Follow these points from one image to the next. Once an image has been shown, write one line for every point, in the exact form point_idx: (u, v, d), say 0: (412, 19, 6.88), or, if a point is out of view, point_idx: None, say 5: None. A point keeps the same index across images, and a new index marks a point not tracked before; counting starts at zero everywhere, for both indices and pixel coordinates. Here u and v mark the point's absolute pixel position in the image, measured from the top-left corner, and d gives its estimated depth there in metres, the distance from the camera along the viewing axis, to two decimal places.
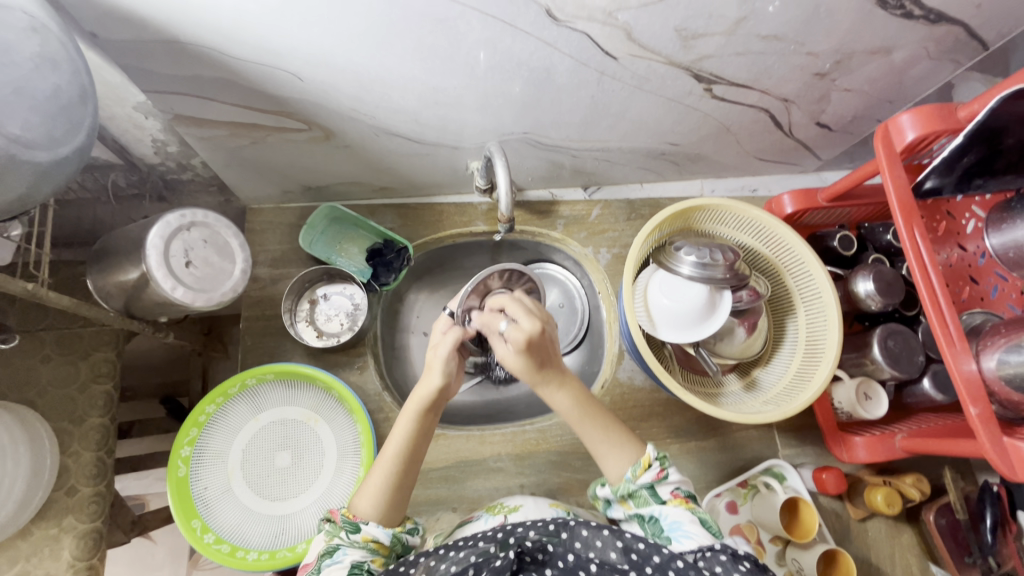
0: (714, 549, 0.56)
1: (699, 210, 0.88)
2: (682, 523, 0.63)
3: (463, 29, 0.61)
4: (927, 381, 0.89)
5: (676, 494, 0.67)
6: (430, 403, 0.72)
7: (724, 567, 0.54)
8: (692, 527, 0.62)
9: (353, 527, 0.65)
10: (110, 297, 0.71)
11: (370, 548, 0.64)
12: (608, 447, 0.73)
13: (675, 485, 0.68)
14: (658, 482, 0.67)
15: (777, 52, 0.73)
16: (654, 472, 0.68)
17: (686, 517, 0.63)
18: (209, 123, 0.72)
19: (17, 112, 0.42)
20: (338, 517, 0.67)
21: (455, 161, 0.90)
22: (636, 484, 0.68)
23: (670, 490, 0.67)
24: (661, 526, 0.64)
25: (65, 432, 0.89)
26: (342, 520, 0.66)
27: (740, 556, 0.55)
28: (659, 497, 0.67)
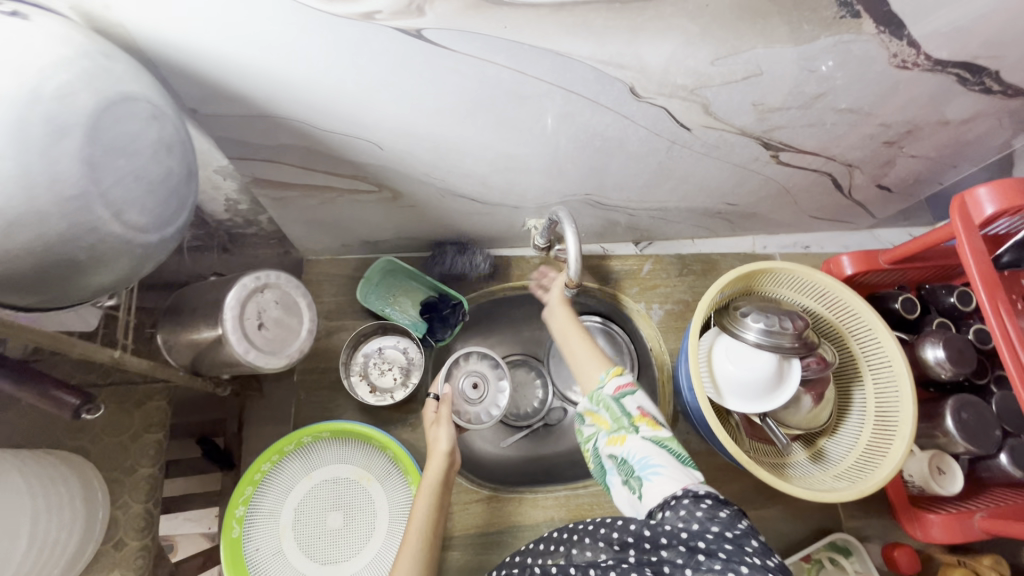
0: (677, 497, 0.58)
1: (762, 272, 0.87)
2: (650, 456, 0.63)
3: (546, 105, 0.62)
4: (1004, 455, 0.85)
5: (643, 412, 0.67)
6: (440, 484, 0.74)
7: (688, 509, 0.56)
8: (659, 459, 0.62)
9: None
10: (179, 355, 0.72)
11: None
12: (585, 357, 0.76)
13: (641, 402, 0.68)
14: (624, 391, 0.68)
15: (851, 123, 0.73)
16: (626, 381, 0.69)
17: (652, 448, 0.63)
18: (286, 185, 0.73)
19: (136, 199, 0.43)
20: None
21: (514, 219, 0.91)
22: (605, 391, 0.69)
23: (636, 405, 0.68)
24: (632, 466, 0.64)
25: (117, 482, 0.88)
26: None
27: (700, 496, 0.57)
28: (625, 409, 0.67)
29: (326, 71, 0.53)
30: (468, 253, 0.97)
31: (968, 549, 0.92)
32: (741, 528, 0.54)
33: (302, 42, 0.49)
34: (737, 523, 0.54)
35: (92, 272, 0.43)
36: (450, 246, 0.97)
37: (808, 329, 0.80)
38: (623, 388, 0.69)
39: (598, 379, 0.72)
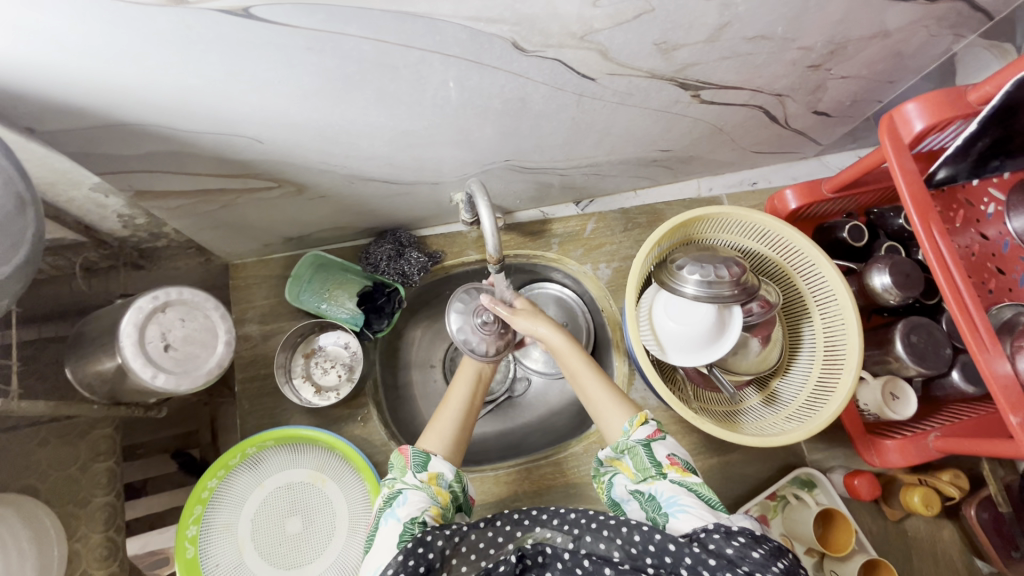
0: (706, 530, 0.55)
1: (699, 220, 0.84)
2: (677, 496, 0.61)
3: (426, 73, 0.56)
4: (956, 373, 0.85)
5: (672, 460, 0.66)
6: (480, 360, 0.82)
7: (718, 544, 0.53)
8: (687, 498, 0.61)
9: (420, 466, 0.66)
10: (92, 387, 0.69)
11: (428, 492, 0.64)
12: (607, 406, 0.74)
13: (671, 450, 0.67)
14: (652, 440, 0.67)
15: (768, 51, 0.68)
16: (650, 429, 0.68)
17: (679, 488, 0.62)
18: (176, 194, 0.68)
19: None
20: (408, 453, 0.68)
21: (437, 195, 0.86)
22: (631, 439, 0.68)
23: (665, 453, 0.66)
24: (657, 503, 0.63)
25: (70, 515, 0.86)
26: (409, 459, 0.67)
27: (734, 532, 0.53)
28: (653, 458, 0.66)
29: (163, 66, 0.47)
30: (406, 254, 0.92)
31: (927, 467, 0.93)
32: (774, 572, 0.49)
33: (121, 39, 0.44)
34: (771, 566, 0.50)
35: None
36: (386, 246, 0.91)
37: (748, 273, 0.77)
38: (650, 435, 0.68)
39: (622, 431, 0.70)
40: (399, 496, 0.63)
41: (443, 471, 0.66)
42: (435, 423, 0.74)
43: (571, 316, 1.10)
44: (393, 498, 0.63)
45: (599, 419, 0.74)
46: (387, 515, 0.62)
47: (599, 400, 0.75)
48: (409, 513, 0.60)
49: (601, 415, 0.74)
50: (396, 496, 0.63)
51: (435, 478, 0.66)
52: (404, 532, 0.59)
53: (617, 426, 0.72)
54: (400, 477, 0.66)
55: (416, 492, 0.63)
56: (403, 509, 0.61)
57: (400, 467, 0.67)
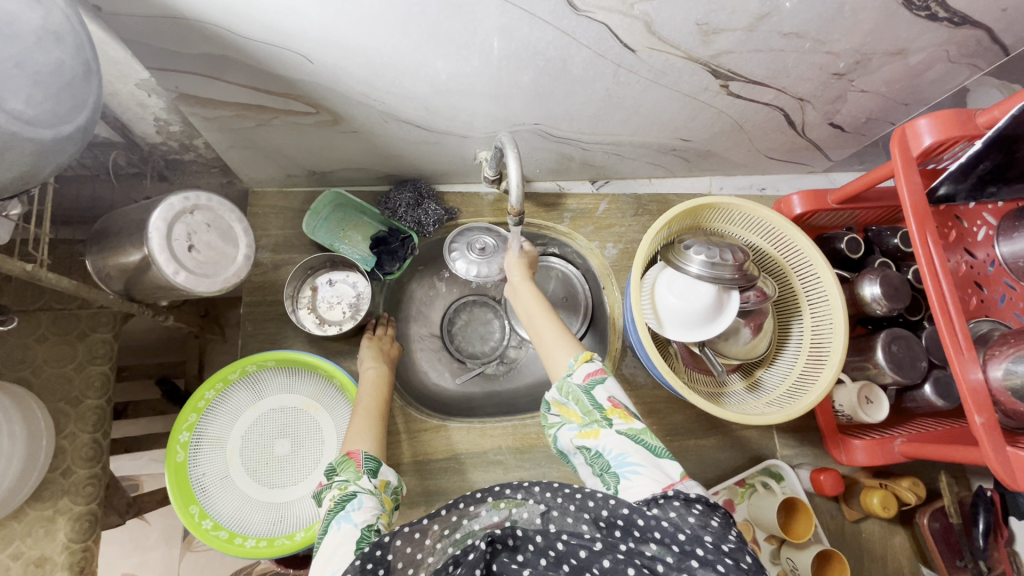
0: (666, 496, 0.56)
1: (710, 208, 0.87)
2: (626, 454, 0.63)
3: (481, 16, 0.59)
4: (929, 387, 0.89)
5: (614, 404, 0.68)
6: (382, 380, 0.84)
7: (678, 512, 0.55)
8: (636, 457, 0.63)
9: (372, 472, 0.68)
10: (109, 278, 0.70)
11: (380, 497, 0.66)
12: (556, 343, 0.77)
13: (612, 393, 0.69)
14: (594, 383, 0.69)
15: (796, 50, 0.72)
16: (594, 369, 0.70)
17: (627, 444, 0.64)
18: (216, 104, 0.70)
19: (19, 87, 0.41)
20: (359, 458, 0.69)
21: (464, 150, 0.89)
22: (574, 381, 0.70)
23: (607, 396, 0.68)
24: (606, 461, 0.65)
25: (62, 412, 0.87)
26: (360, 463, 0.69)
27: (691, 500, 0.56)
28: (596, 401, 0.68)
29: None
30: (424, 205, 0.95)
31: (890, 473, 0.98)
32: (735, 543, 0.52)
33: None
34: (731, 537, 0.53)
35: None
36: (406, 194, 0.94)
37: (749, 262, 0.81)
38: (594, 375, 0.70)
39: (567, 367, 0.73)
40: (354, 499, 0.63)
41: (389, 480, 0.70)
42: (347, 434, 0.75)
43: (571, 289, 1.14)
44: (347, 500, 0.63)
45: (546, 359, 0.77)
46: (339, 519, 0.61)
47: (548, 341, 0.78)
48: (366, 520, 0.60)
49: (548, 351, 0.76)
50: (349, 499, 0.63)
51: (384, 486, 0.68)
52: (361, 538, 0.58)
53: (562, 360, 0.75)
54: (352, 480, 0.67)
55: (369, 497, 0.64)
56: (359, 513, 0.61)
57: (351, 472, 0.68)
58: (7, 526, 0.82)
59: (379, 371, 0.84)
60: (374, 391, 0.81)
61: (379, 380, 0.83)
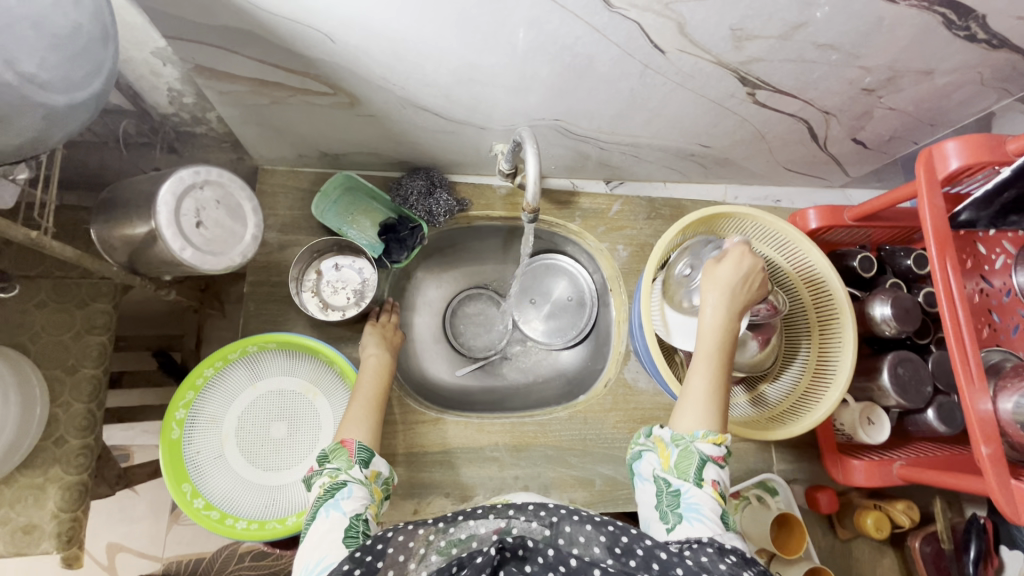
0: (702, 541, 0.57)
1: (726, 217, 0.86)
2: (701, 506, 0.62)
3: (510, 5, 0.57)
4: (932, 412, 0.88)
5: (716, 485, 0.64)
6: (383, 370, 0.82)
7: (710, 557, 0.55)
8: (710, 515, 0.62)
9: (364, 462, 0.67)
10: (113, 250, 0.69)
11: (370, 489, 0.65)
12: (701, 400, 0.69)
13: (720, 477, 0.65)
14: (710, 460, 0.65)
15: (829, 63, 0.70)
16: (718, 452, 0.66)
17: (708, 507, 0.62)
18: (232, 78, 0.68)
19: (34, 49, 0.39)
20: (353, 447, 0.68)
21: (480, 141, 0.87)
22: (695, 445, 0.66)
23: (714, 475, 0.65)
24: (679, 501, 0.63)
25: (57, 380, 0.86)
26: (353, 452, 0.68)
27: (726, 550, 0.56)
28: (701, 474, 0.65)
29: None
30: (436, 194, 0.93)
31: (884, 495, 0.98)
32: None
33: None
34: None
35: None
36: (418, 182, 0.93)
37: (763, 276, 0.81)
38: (713, 456, 0.65)
39: (694, 433, 0.67)
40: (344, 488, 0.63)
41: (381, 470, 0.68)
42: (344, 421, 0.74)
43: (578, 291, 1.12)
44: (337, 488, 0.63)
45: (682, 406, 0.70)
46: (327, 507, 0.61)
47: (696, 393, 0.70)
48: (355, 509, 0.60)
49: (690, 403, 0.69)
50: (340, 488, 0.63)
51: (375, 476, 0.67)
52: (349, 527, 0.58)
53: (692, 421, 0.68)
54: (344, 469, 0.66)
55: (360, 488, 0.64)
56: (349, 502, 0.61)
57: (343, 459, 0.67)
58: None
59: (380, 359, 0.83)
60: (375, 379, 0.80)
61: (381, 369, 0.82)
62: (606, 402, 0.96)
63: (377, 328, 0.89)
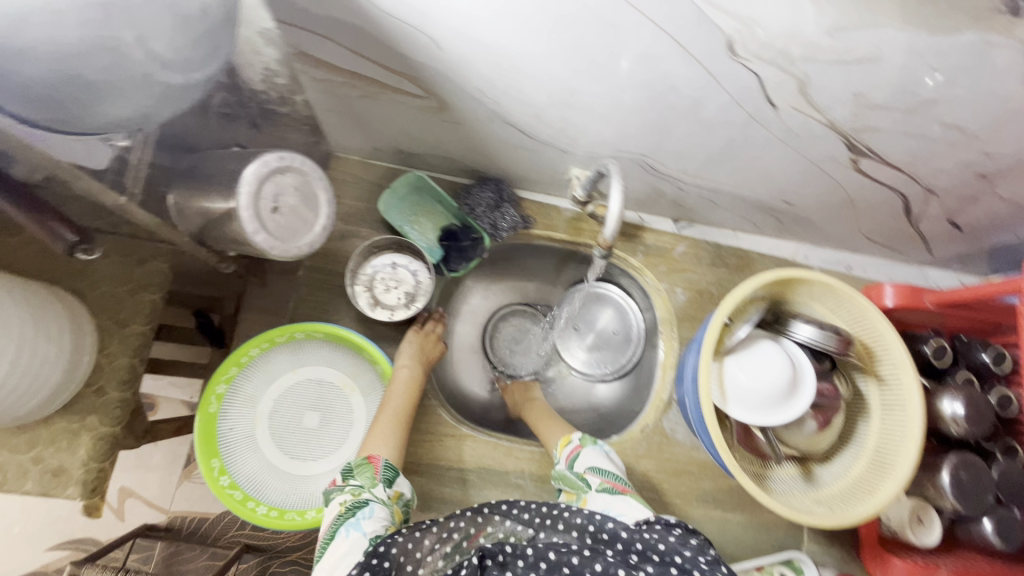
0: (649, 523, 0.62)
1: (803, 282, 0.80)
2: (605, 505, 0.67)
3: (630, 39, 0.55)
4: (989, 523, 0.82)
5: (589, 469, 0.72)
6: (414, 382, 0.80)
7: (660, 533, 0.59)
8: (615, 507, 0.67)
9: (388, 482, 0.67)
10: (187, 218, 0.70)
11: (391, 509, 0.64)
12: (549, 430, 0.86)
13: (589, 461, 0.73)
14: (572, 457, 0.75)
15: (949, 142, 0.66)
16: (571, 448, 0.77)
17: (606, 498, 0.68)
18: (329, 67, 0.68)
19: (164, 28, 0.39)
20: (378, 465, 0.68)
21: (558, 163, 0.85)
22: (558, 465, 0.76)
23: (583, 464, 0.73)
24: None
25: (107, 331, 0.88)
26: (378, 470, 0.67)
27: (671, 525, 0.61)
28: (575, 473, 0.73)
29: None
30: (503, 208, 0.92)
31: None
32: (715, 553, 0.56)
33: None
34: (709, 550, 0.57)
35: (103, 99, 0.39)
36: (486, 195, 0.91)
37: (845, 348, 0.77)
38: (573, 453, 0.76)
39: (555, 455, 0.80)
40: (365, 508, 0.61)
41: (404, 492, 0.68)
42: (370, 434, 0.73)
43: (624, 326, 1.09)
44: (357, 508, 0.62)
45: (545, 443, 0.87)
46: (347, 526, 0.60)
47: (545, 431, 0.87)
48: (374, 530, 0.59)
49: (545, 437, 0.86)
50: (361, 506, 0.62)
51: (397, 497, 0.67)
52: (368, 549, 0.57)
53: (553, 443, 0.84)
54: (367, 487, 0.65)
55: (381, 508, 0.62)
56: (369, 523, 0.60)
57: (367, 478, 0.66)
58: (33, 429, 0.83)
59: (412, 373, 0.81)
60: (405, 391, 0.79)
61: (412, 383, 0.80)
62: (640, 447, 0.92)
63: (415, 335, 0.88)
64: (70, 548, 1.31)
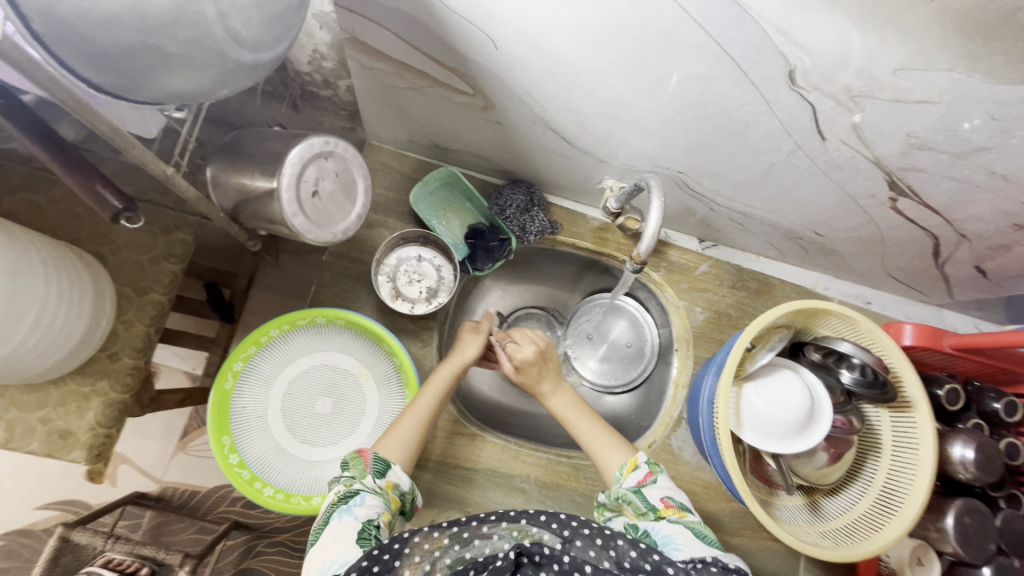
0: (704, 561, 0.56)
1: (827, 314, 0.80)
2: (673, 536, 0.61)
3: (692, 59, 0.55)
4: (988, 570, 0.81)
5: (667, 503, 0.65)
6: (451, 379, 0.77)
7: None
8: (683, 540, 0.61)
9: (379, 473, 0.65)
10: (224, 193, 0.69)
11: (384, 499, 0.63)
12: (599, 444, 0.74)
13: (666, 493, 0.66)
14: (644, 484, 0.67)
15: (992, 190, 0.66)
16: (641, 475, 0.68)
17: (678, 530, 0.62)
18: (380, 56, 0.67)
19: (245, 8, 0.39)
20: (369, 458, 0.66)
21: (592, 173, 0.85)
22: (623, 486, 0.68)
23: (660, 495, 0.66)
24: (653, 540, 0.62)
25: (126, 297, 0.87)
26: (368, 461, 0.65)
27: (728, 569, 0.55)
28: (648, 501, 0.65)
29: None
30: (533, 212, 0.92)
31: None
32: None
33: None
34: None
35: (177, 72, 0.39)
36: (518, 197, 0.91)
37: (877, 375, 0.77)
38: (643, 478, 0.68)
39: (615, 475, 0.70)
40: (356, 497, 0.61)
41: (400, 481, 0.66)
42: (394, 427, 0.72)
43: (638, 340, 1.09)
44: (350, 496, 0.61)
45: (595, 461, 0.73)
46: (340, 513, 0.59)
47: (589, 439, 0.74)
48: (368, 514, 0.59)
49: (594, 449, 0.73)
50: (352, 495, 0.61)
51: (392, 487, 0.65)
52: (362, 530, 0.57)
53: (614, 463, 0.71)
54: (357, 478, 0.63)
55: (373, 497, 0.62)
56: (362, 509, 0.59)
57: (358, 468, 0.65)
58: (44, 390, 0.82)
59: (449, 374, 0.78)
60: (437, 389, 0.76)
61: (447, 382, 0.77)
62: None
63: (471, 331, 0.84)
64: (59, 509, 1.30)
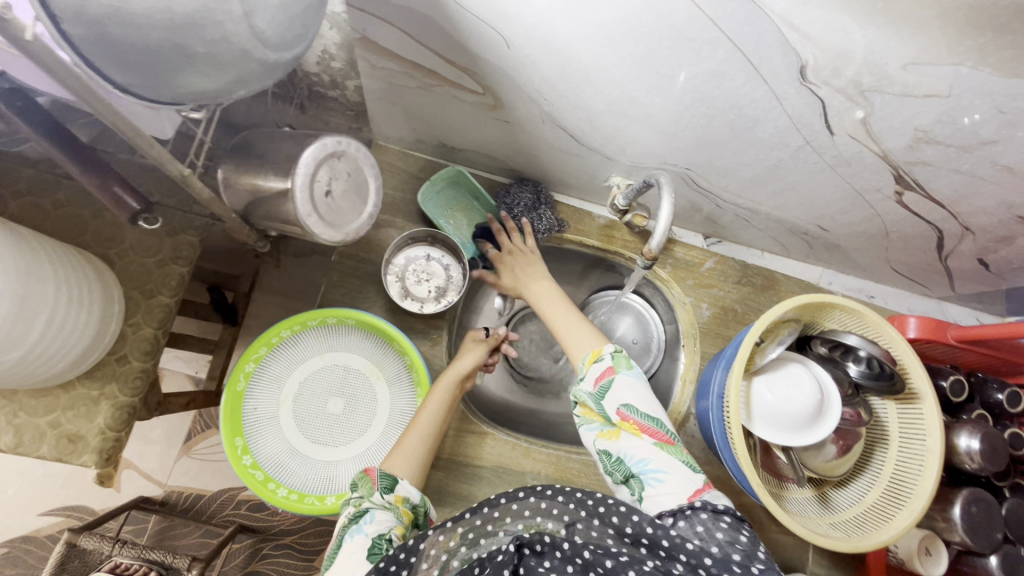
0: (693, 507, 0.54)
1: (834, 309, 0.81)
2: (648, 460, 0.60)
3: (704, 55, 0.55)
4: (995, 559, 0.82)
5: (624, 415, 0.61)
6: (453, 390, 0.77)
7: (706, 526, 0.52)
8: (658, 462, 0.59)
9: (386, 489, 0.63)
10: (235, 193, 0.69)
11: (395, 512, 0.61)
12: (569, 335, 0.73)
13: (624, 401, 0.62)
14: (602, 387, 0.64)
15: (997, 183, 0.67)
16: (602, 372, 0.66)
17: (654, 453, 0.60)
18: (391, 56, 0.68)
19: (268, 7, 0.40)
20: (376, 475, 0.63)
21: (599, 170, 0.85)
22: (582, 388, 0.66)
23: (616, 407, 0.62)
24: (627, 465, 0.61)
25: (133, 300, 0.87)
26: (374, 479, 0.63)
27: (720, 512, 0.53)
28: (608, 412, 0.63)
29: None
30: (540, 211, 0.92)
31: None
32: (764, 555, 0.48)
33: None
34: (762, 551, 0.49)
35: (201, 72, 0.39)
36: (526, 195, 0.91)
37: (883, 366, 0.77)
38: (602, 379, 0.65)
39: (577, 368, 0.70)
40: (365, 514, 0.59)
41: (410, 495, 0.64)
42: (399, 445, 0.71)
43: (644, 335, 1.09)
44: (360, 515, 0.59)
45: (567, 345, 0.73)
46: (350, 533, 0.57)
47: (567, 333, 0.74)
48: (378, 530, 0.56)
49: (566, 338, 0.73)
50: (362, 514, 0.59)
51: (401, 500, 0.63)
52: (373, 545, 0.54)
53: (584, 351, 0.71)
54: (366, 497, 0.61)
55: (382, 512, 0.60)
56: (372, 525, 0.57)
57: (365, 486, 0.63)
58: (52, 394, 0.82)
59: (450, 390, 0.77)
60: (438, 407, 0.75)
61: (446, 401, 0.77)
62: None
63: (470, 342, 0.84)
64: (63, 515, 1.30)
